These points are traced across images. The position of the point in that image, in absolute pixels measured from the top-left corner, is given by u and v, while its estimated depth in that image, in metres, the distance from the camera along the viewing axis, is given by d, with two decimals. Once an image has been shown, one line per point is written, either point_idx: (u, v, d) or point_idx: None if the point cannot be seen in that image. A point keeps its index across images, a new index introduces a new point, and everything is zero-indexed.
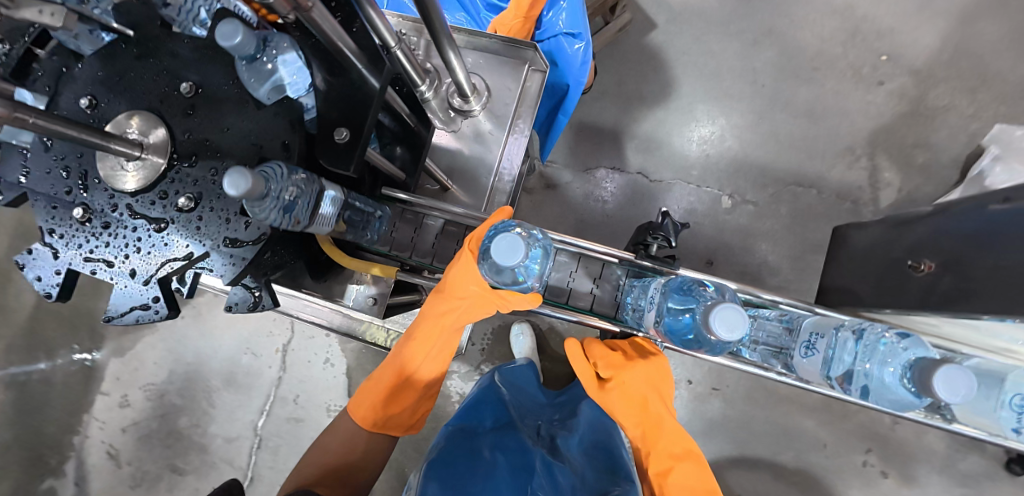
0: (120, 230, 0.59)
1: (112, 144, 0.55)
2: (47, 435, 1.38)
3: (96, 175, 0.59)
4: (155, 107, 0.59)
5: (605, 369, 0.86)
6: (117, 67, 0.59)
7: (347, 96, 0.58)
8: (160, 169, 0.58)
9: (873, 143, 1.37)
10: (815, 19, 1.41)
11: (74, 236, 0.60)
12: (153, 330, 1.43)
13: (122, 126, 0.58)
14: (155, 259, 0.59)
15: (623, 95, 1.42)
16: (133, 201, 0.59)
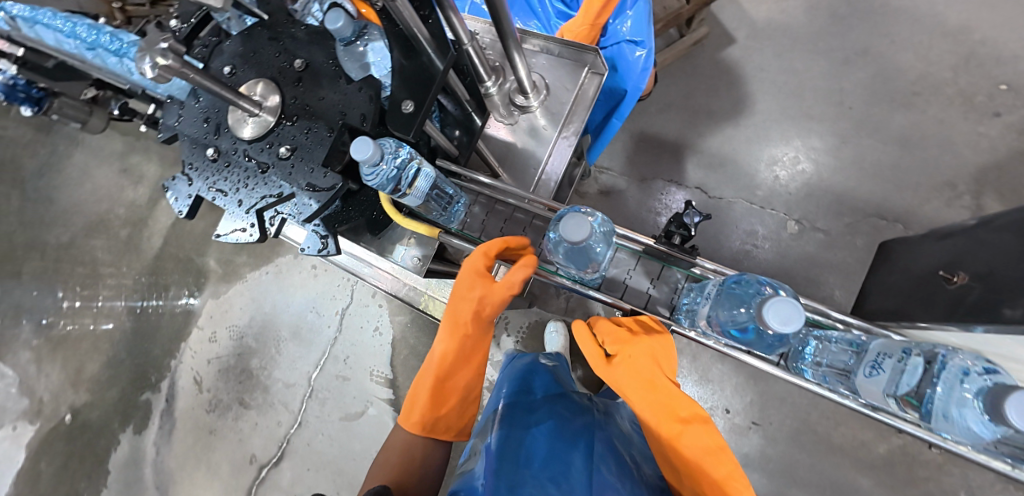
0: (238, 171, 0.67)
1: (241, 101, 0.63)
2: (153, 356, 1.65)
3: (225, 125, 0.67)
4: (275, 77, 0.67)
5: (609, 344, 0.70)
6: (253, 45, 0.69)
7: (418, 75, 0.62)
8: (269, 125, 0.65)
9: (979, 181, 1.21)
10: (920, 40, 1.30)
11: (202, 174, 0.68)
12: (242, 279, 1.65)
13: (251, 88, 0.67)
14: (257, 195, 0.66)
15: (691, 108, 1.40)
16: (250, 148, 0.66)
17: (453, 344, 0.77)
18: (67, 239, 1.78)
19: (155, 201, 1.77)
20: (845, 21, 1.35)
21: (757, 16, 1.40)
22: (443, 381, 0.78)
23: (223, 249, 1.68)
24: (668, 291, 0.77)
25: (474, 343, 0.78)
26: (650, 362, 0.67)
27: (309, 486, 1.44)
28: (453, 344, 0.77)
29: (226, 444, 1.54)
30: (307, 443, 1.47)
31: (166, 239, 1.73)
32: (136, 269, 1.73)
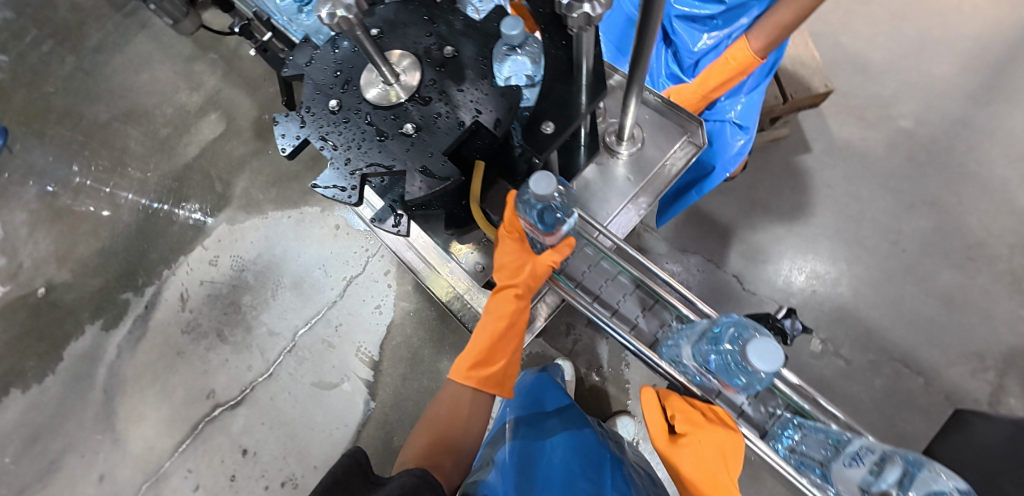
0: (354, 129, 0.62)
1: (384, 68, 0.58)
2: (148, 259, 1.61)
3: (356, 82, 0.63)
4: (419, 54, 0.63)
5: (681, 425, 0.63)
6: (406, 18, 0.66)
7: (562, 103, 0.61)
8: (401, 99, 0.61)
9: (1008, 361, 1.21)
10: (987, 210, 1.31)
11: (317, 119, 0.63)
12: (260, 215, 1.61)
13: (395, 55, 0.63)
14: (366, 157, 0.60)
15: (751, 199, 1.39)
16: (374, 113, 0.62)
17: (504, 306, 0.75)
18: (108, 120, 1.76)
19: (203, 113, 1.75)
20: (921, 167, 1.35)
21: (839, 133, 1.40)
22: (493, 342, 0.76)
23: (252, 180, 1.65)
24: (763, 414, 0.63)
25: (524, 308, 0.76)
26: (717, 453, 0.60)
27: (257, 441, 1.40)
28: (500, 312, 0.76)
29: (188, 370, 1.49)
30: (270, 397, 1.43)
31: (201, 151, 1.71)
32: (163, 170, 1.70)
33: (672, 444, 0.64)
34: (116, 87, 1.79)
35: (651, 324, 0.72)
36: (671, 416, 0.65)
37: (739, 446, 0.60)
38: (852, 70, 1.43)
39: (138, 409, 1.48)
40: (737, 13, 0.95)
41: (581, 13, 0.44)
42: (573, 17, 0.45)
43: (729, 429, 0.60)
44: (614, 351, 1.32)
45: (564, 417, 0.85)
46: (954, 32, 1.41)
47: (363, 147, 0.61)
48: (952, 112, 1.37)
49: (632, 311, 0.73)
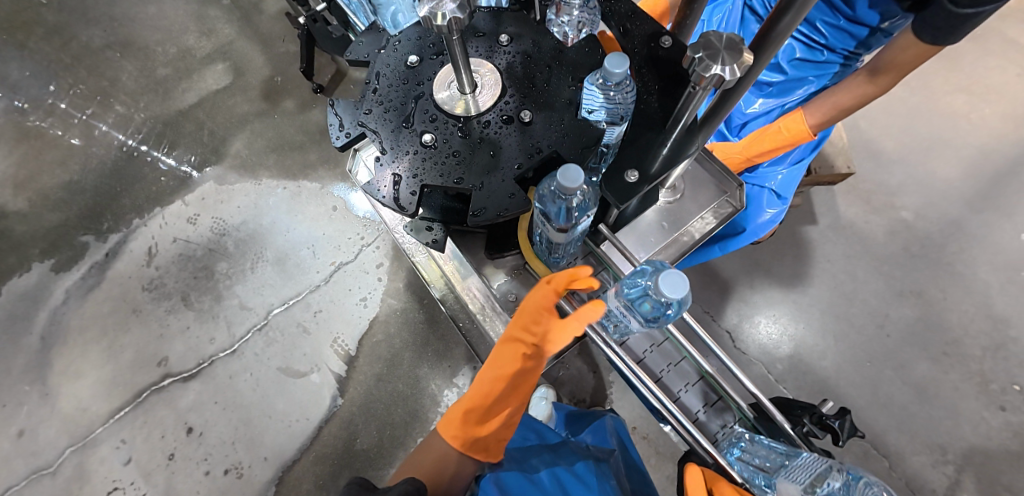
0: (417, 131, 0.57)
1: (466, 75, 0.54)
2: (119, 203, 1.49)
3: (428, 82, 0.59)
4: (502, 70, 0.60)
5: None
6: (495, 26, 0.62)
7: (640, 152, 0.58)
8: (475, 113, 0.57)
9: (966, 458, 1.24)
10: (967, 310, 1.34)
11: (378, 114, 0.58)
12: (254, 180, 1.51)
13: (476, 65, 0.59)
14: (427, 166, 0.56)
15: (753, 259, 1.41)
16: (441, 119, 0.58)
17: (508, 364, 0.59)
18: (102, 48, 1.63)
19: (210, 61, 1.64)
20: (915, 258, 1.39)
21: (844, 212, 1.45)
22: (489, 405, 0.60)
23: (250, 142, 1.55)
24: None
25: (534, 370, 0.60)
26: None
27: (206, 421, 1.30)
28: (500, 370, 0.59)
29: (142, 331, 1.38)
30: (229, 376, 1.33)
31: (199, 100, 1.60)
32: (154, 112, 1.58)
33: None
34: (119, 14, 1.67)
35: (713, 422, 0.73)
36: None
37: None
38: (864, 155, 1.49)
39: (77, 365, 1.36)
40: (792, 87, 1.09)
41: (713, 74, 0.42)
42: (704, 75, 0.42)
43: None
44: (599, 387, 1.29)
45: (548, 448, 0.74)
46: (961, 137, 1.48)
47: (423, 155, 0.56)
48: (950, 211, 1.42)
49: (695, 404, 0.73)
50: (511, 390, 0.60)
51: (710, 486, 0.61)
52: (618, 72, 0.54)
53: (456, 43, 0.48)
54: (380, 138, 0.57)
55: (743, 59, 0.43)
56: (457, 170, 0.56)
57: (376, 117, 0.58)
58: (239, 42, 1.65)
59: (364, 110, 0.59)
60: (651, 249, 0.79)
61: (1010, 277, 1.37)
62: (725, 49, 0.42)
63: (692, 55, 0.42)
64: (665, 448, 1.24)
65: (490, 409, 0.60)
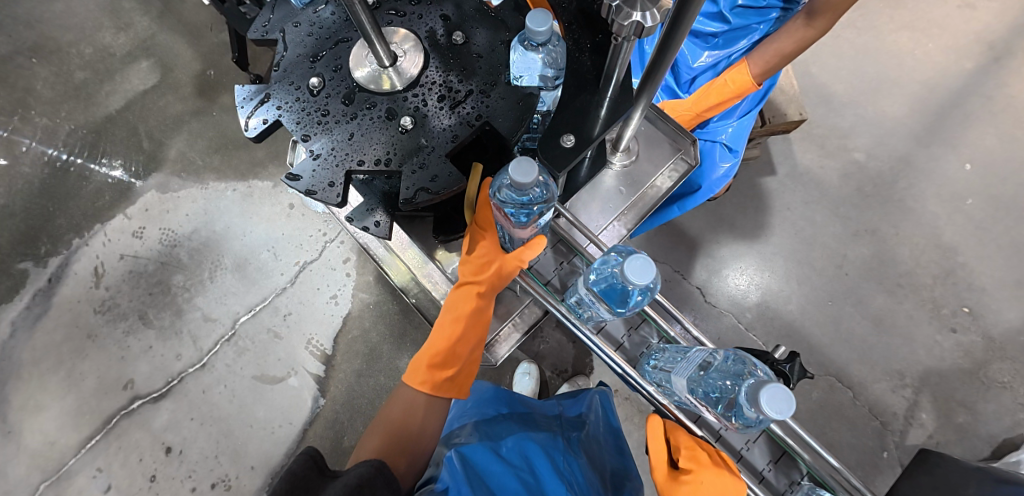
0: (337, 112, 0.54)
1: (381, 47, 0.51)
2: (55, 224, 1.39)
3: (343, 59, 0.55)
4: (424, 38, 0.56)
5: (685, 462, 0.59)
6: None
7: (579, 114, 0.56)
8: (395, 87, 0.54)
9: (923, 380, 1.32)
10: (918, 242, 1.41)
11: (294, 100, 0.54)
12: (200, 184, 1.43)
13: (391, 34, 0.55)
14: (325, 133, 0.53)
15: (717, 215, 1.44)
16: (363, 99, 0.54)
17: (461, 306, 0.69)
18: (10, 54, 1.48)
19: (132, 59, 1.51)
20: (868, 197, 1.44)
21: (800, 160, 1.47)
22: (450, 346, 0.69)
23: (191, 144, 1.45)
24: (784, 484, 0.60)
25: (486, 309, 0.70)
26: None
27: (185, 439, 1.27)
28: (456, 312, 0.69)
29: (102, 356, 1.32)
30: (202, 390, 1.29)
31: (127, 104, 1.48)
32: (77, 121, 1.46)
33: (672, 480, 0.61)
34: (21, 15, 1.51)
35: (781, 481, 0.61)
36: (676, 449, 0.62)
37: (738, 490, 0.57)
38: (817, 100, 1.51)
39: (37, 398, 1.29)
40: (737, 36, 1.07)
41: (634, 22, 0.40)
42: (623, 24, 0.40)
43: (734, 473, 0.58)
44: (579, 356, 1.30)
45: (520, 419, 0.74)
46: (907, 75, 1.51)
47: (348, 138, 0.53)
48: (898, 149, 1.47)
49: (758, 461, 0.62)
50: (467, 328, 0.70)
51: (668, 435, 0.64)
52: (543, 30, 0.49)
53: (360, 11, 0.44)
54: (301, 125, 0.53)
55: (663, 3, 0.41)
56: (358, 142, 0.52)
57: (292, 104, 0.54)
58: (163, 36, 1.52)
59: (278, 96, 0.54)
60: (614, 212, 0.78)
61: (957, 206, 1.43)
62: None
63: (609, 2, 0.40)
64: (647, 406, 1.27)
65: (451, 348, 0.69)
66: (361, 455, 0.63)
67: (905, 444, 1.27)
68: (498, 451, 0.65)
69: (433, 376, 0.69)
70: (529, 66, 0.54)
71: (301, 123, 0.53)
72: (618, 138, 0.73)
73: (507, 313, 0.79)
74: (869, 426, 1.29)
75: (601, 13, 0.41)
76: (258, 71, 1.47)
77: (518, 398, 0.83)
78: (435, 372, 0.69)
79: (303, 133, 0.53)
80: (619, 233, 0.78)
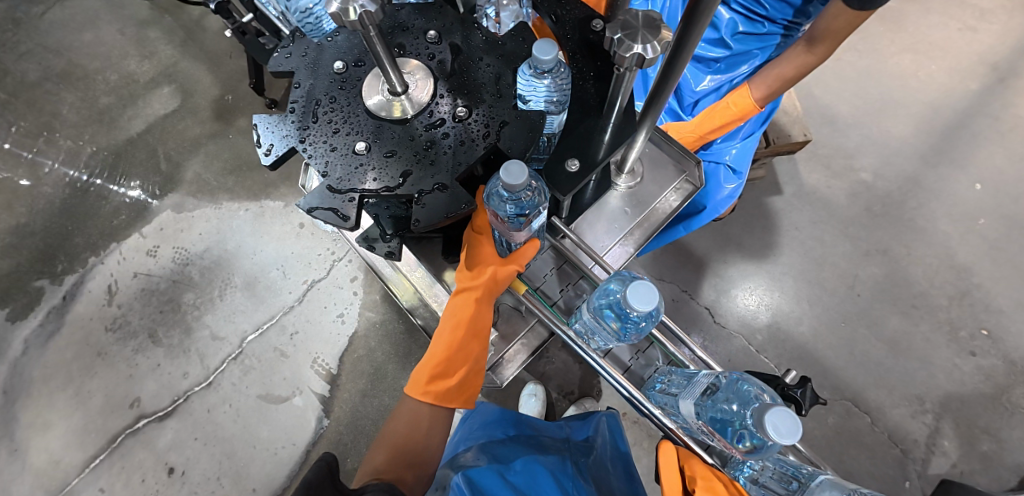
0: (347, 140, 0.54)
1: (393, 76, 0.51)
2: (72, 242, 1.42)
3: (358, 86, 0.56)
4: (432, 66, 0.56)
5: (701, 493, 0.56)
6: (428, 13, 0.59)
7: (580, 138, 0.57)
8: (407, 114, 0.54)
9: (943, 406, 1.28)
10: (931, 263, 1.38)
11: (306, 127, 0.54)
12: (214, 205, 1.46)
13: (404, 64, 0.56)
14: (335, 159, 0.53)
15: (725, 234, 1.43)
16: (374, 124, 0.54)
17: (460, 312, 0.69)
18: (39, 81, 1.56)
19: (153, 85, 1.57)
20: (878, 217, 1.43)
21: (807, 179, 1.47)
22: (449, 353, 0.69)
23: (206, 165, 1.49)
24: None
25: (482, 319, 0.70)
26: None
27: (188, 459, 1.26)
28: (455, 320, 0.69)
29: (111, 374, 1.33)
30: (207, 409, 1.29)
31: (147, 126, 1.53)
32: (99, 143, 1.51)
33: None
34: (52, 44, 1.60)
35: None
36: (691, 480, 0.58)
37: None
38: (822, 121, 1.52)
39: (44, 416, 1.29)
40: (738, 61, 1.09)
41: (635, 54, 0.41)
42: (625, 56, 0.41)
43: None
44: (586, 377, 1.29)
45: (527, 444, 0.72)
46: (910, 96, 1.52)
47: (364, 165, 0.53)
48: (905, 170, 1.46)
49: None
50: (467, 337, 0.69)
51: (682, 463, 0.61)
52: (549, 59, 0.50)
53: (375, 41, 0.45)
54: (316, 159, 0.53)
55: (663, 36, 0.41)
56: (370, 169, 0.53)
57: (309, 135, 0.54)
58: (183, 62, 1.59)
59: (297, 128, 0.54)
60: (619, 232, 0.78)
61: (969, 226, 1.41)
62: (643, 27, 0.41)
63: (611, 35, 0.41)
64: (656, 430, 1.24)
65: (448, 357, 0.69)
66: (368, 470, 0.65)
67: (928, 473, 1.23)
68: (505, 474, 0.63)
69: (434, 386, 0.69)
70: (534, 90, 0.56)
71: (312, 150, 0.54)
72: (622, 160, 0.73)
73: (513, 334, 0.78)
74: (889, 454, 1.24)
75: (603, 45, 0.42)
76: (273, 95, 1.52)
77: (525, 419, 0.81)
78: (436, 382, 0.70)
79: (315, 161, 0.53)
80: (625, 253, 0.78)
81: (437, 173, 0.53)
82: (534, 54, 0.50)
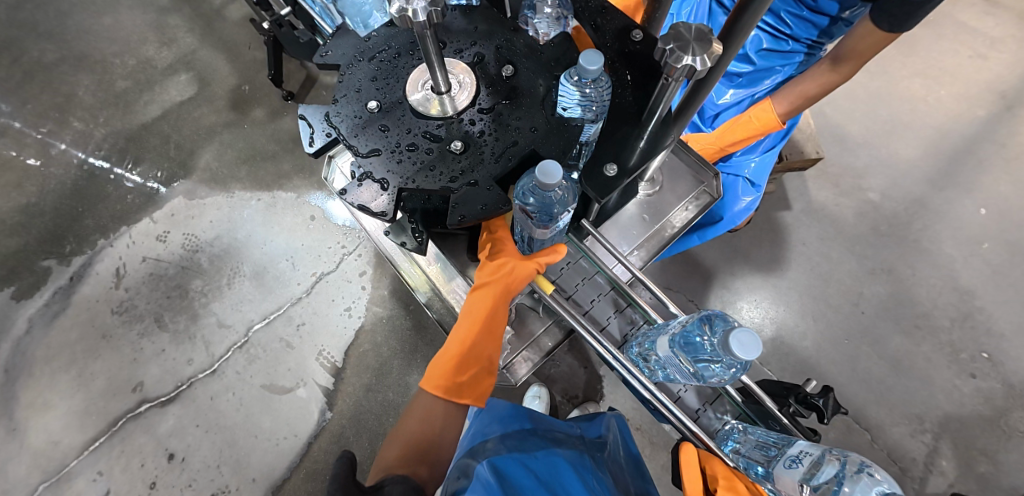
0: (387, 135, 0.55)
1: (438, 75, 0.52)
2: (81, 224, 1.42)
3: (402, 83, 0.57)
4: (474, 67, 0.57)
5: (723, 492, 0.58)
6: (472, 17, 0.60)
7: (615, 144, 0.58)
8: (448, 113, 0.55)
9: (943, 426, 1.29)
10: (936, 284, 1.40)
11: (347, 120, 0.55)
12: (227, 193, 1.46)
13: (449, 65, 0.57)
14: (376, 153, 0.54)
15: (733, 246, 1.44)
16: (415, 122, 0.55)
17: (476, 311, 0.71)
18: (57, 62, 1.57)
19: (171, 71, 1.58)
20: (884, 237, 1.44)
21: (815, 197, 1.49)
22: (464, 349, 0.71)
23: (220, 154, 1.50)
24: None
25: (496, 319, 0.71)
26: None
27: (188, 446, 1.25)
28: (471, 318, 0.71)
29: (114, 357, 1.32)
30: (210, 397, 1.29)
31: (164, 112, 1.54)
32: (114, 126, 1.51)
33: None
34: (71, 26, 1.61)
35: None
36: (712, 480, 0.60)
37: None
38: (832, 140, 1.54)
39: (45, 396, 1.29)
40: (760, 77, 1.11)
41: (685, 65, 0.42)
42: (675, 66, 0.42)
43: None
44: (590, 382, 1.29)
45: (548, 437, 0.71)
46: (920, 119, 1.54)
47: (407, 159, 0.54)
48: (913, 192, 1.48)
49: None
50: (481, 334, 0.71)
51: (703, 464, 0.62)
52: (594, 69, 0.51)
53: (428, 40, 0.46)
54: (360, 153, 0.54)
55: (713, 49, 0.43)
56: (410, 165, 0.54)
57: (350, 128, 0.55)
58: (203, 50, 1.60)
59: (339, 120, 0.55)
60: (634, 240, 0.80)
61: (973, 250, 1.43)
62: (695, 40, 0.42)
63: (664, 46, 0.42)
64: (659, 437, 1.24)
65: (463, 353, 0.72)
66: (381, 465, 0.65)
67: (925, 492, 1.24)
68: (528, 463, 0.63)
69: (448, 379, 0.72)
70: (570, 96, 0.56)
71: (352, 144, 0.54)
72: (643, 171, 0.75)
73: (530, 335, 0.79)
74: (888, 471, 1.25)
75: (653, 54, 0.43)
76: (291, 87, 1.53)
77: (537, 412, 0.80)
78: (449, 376, 0.72)
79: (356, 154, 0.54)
80: (638, 261, 0.80)
81: (474, 170, 0.53)
82: (541, 177, 0.49)
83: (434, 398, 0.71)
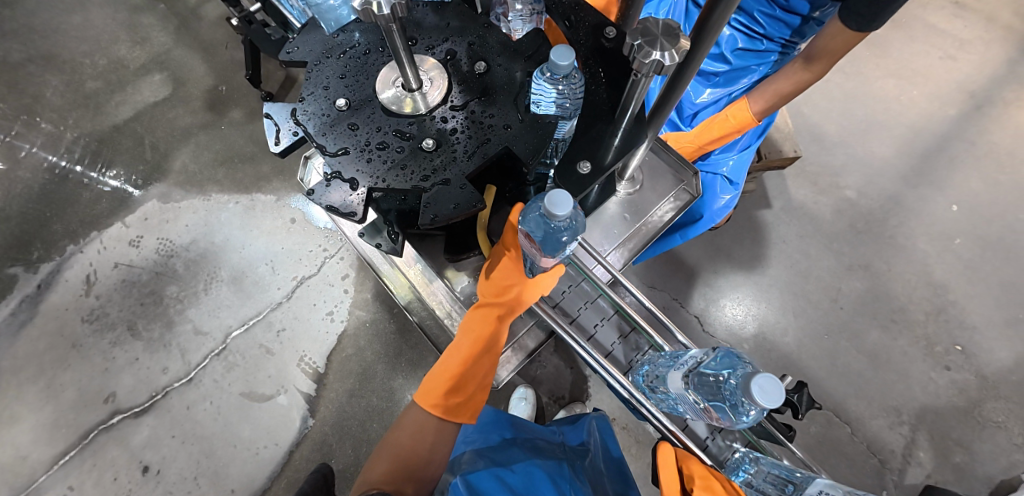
0: (357, 132, 0.53)
1: (408, 71, 0.51)
2: (49, 230, 1.37)
3: (372, 79, 0.56)
4: (447, 64, 0.57)
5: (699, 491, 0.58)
6: (444, 12, 0.59)
7: (591, 142, 0.57)
8: (420, 111, 0.54)
9: (919, 418, 1.32)
10: (911, 279, 1.43)
11: (315, 117, 0.54)
12: (203, 196, 1.42)
13: (420, 61, 0.56)
14: (346, 151, 0.53)
15: (715, 244, 1.46)
16: (386, 119, 0.54)
17: (479, 328, 0.70)
18: (23, 62, 1.51)
19: (144, 71, 1.53)
20: (861, 233, 1.47)
21: (794, 195, 1.51)
22: (464, 368, 0.69)
23: (196, 156, 1.46)
24: None
25: (500, 338, 0.70)
26: None
27: (164, 457, 1.22)
28: (474, 336, 0.70)
29: (84, 367, 1.27)
30: (186, 406, 1.25)
31: (136, 113, 1.50)
32: (84, 128, 1.46)
33: None
34: (38, 25, 1.55)
35: None
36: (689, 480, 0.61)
37: None
38: (810, 138, 1.57)
39: (12, 409, 1.24)
40: (738, 76, 1.12)
41: (653, 60, 0.42)
42: (644, 61, 0.42)
43: None
44: (576, 382, 1.29)
45: (527, 447, 0.72)
46: (893, 118, 1.58)
47: (378, 157, 0.53)
48: (887, 189, 1.51)
49: None
50: (484, 353, 0.69)
51: (680, 464, 0.63)
52: (565, 65, 0.51)
53: (396, 34, 0.45)
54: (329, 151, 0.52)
55: (681, 44, 0.43)
56: (382, 162, 0.52)
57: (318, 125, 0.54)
58: (177, 50, 1.56)
59: (308, 116, 0.54)
60: (617, 238, 0.79)
61: (946, 245, 1.46)
62: (663, 35, 0.42)
63: (632, 41, 0.42)
64: (645, 436, 1.24)
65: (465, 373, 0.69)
66: (367, 479, 0.65)
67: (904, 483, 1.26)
68: (505, 476, 0.63)
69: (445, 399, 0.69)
70: (543, 94, 0.56)
71: (320, 141, 0.53)
72: (624, 168, 0.74)
73: (512, 335, 0.77)
74: (868, 463, 1.27)
75: (622, 50, 0.43)
76: (269, 87, 1.50)
77: (517, 421, 0.81)
78: (447, 396, 0.69)
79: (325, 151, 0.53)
80: (620, 259, 0.79)
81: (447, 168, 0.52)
82: (551, 208, 0.52)
83: (427, 413, 0.68)
